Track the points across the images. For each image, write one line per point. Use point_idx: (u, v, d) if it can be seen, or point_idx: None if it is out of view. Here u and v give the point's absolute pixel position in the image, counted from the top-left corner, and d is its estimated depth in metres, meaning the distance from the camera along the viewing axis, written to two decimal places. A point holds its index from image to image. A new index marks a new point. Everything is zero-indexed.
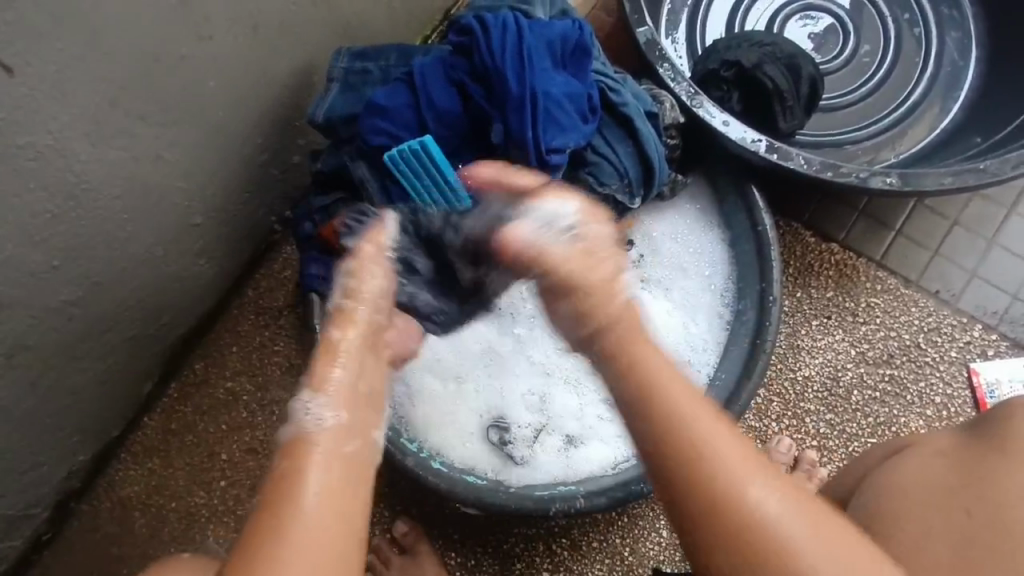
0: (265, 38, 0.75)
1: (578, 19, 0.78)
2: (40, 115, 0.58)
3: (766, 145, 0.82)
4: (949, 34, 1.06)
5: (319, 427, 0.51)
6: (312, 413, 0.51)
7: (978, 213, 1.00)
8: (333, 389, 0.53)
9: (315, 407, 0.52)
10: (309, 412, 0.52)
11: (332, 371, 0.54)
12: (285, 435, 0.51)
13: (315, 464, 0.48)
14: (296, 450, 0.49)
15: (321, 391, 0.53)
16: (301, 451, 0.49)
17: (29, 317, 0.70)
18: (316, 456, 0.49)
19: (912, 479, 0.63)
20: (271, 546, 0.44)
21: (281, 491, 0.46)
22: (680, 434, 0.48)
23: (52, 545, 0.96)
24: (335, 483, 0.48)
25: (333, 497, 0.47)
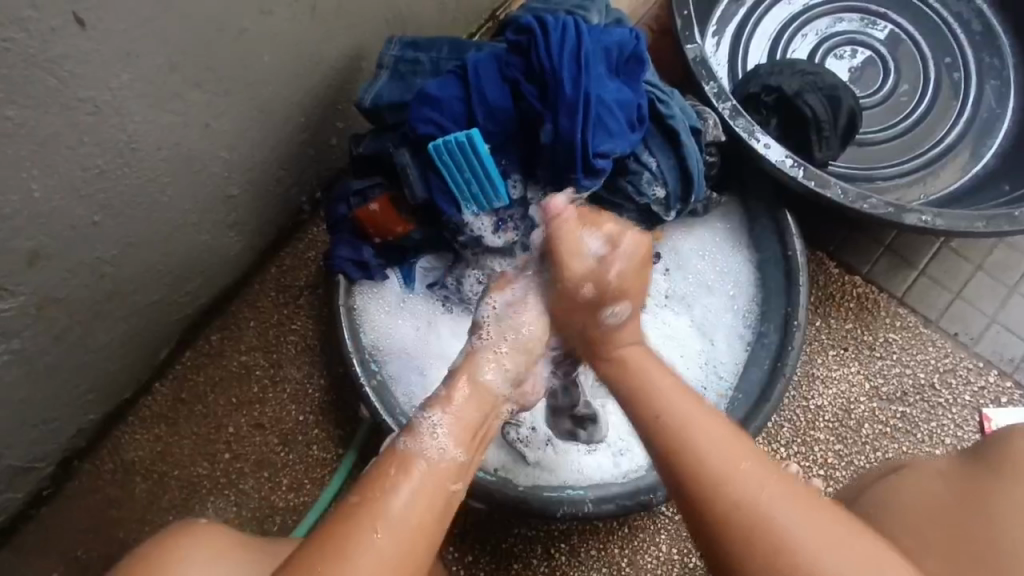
0: (322, 17, 0.76)
1: (635, 29, 0.79)
2: (104, 71, 0.59)
3: (804, 171, 0.83)
4: (987, 82, 1.07)
5: (438, 454, 0.58)
6: (436, 443, 0.58)
7: (1002, 260, 1.00)
8: (460, 419, 0.61)
9: (443, 435, 0.59)
10: (434, 441, 0.58)
11: (456, 412, 0.61)
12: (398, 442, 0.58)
13: (413, 479, 0.55)
14: (403, 458, 0.57)
15: (446, 420, 0.60)
16: (409, 457, 0.57)
17: (64, 269, 0.70)
18: (415, 475, 0.56)
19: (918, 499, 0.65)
20: (341, 547, 0.50)
21: (373, 498, 0.53)
22: (670, 433, 0.59)
23: (52, 502, 0.96)
24: (426, 496, 0.55)
25: (424, 504, 0.55)
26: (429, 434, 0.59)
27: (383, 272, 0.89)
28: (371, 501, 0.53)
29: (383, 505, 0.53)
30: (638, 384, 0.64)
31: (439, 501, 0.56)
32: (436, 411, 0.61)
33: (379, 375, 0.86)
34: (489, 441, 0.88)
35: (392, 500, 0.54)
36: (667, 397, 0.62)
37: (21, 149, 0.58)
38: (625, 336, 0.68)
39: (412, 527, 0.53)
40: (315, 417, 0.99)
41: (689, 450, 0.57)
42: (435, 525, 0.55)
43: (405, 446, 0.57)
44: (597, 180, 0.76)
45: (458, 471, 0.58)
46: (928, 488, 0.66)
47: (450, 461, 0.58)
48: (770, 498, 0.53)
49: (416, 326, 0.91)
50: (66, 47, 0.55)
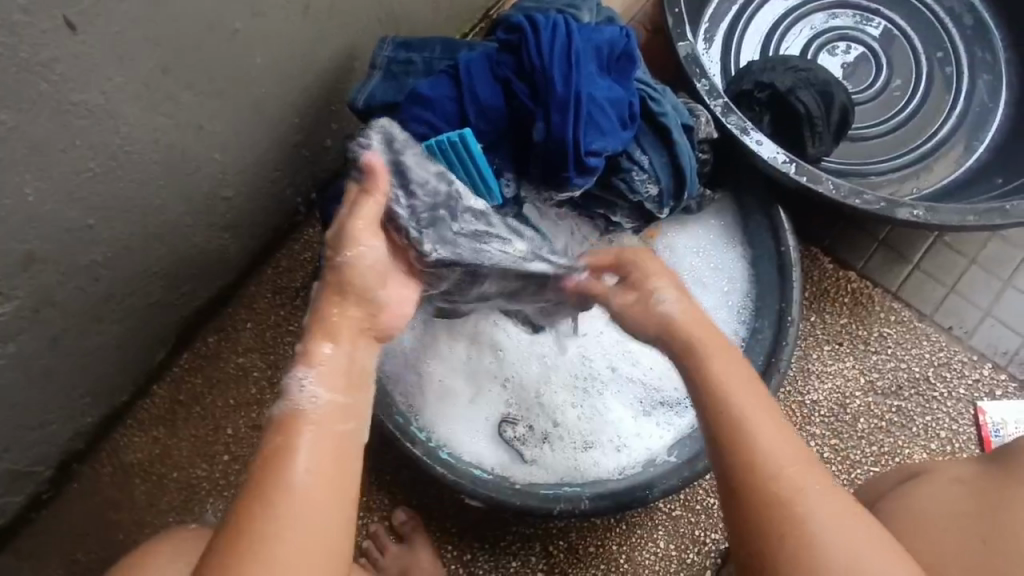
0: (314, 18, 0.76)
1: (625, 27, 0.80)
2: (96, 75, 0.59)
3: (796, 168, 0.84)
4: (980, 76, 1.07)
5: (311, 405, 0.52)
6: (306, 392, 0.52)
7: (996, 253, 1.01)
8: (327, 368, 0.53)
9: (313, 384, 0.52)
10: (303, 390, 0.52)
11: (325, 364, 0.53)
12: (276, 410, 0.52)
13: (304, 442, 0.51)
14: (288, 421, 0.51)
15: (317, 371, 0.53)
16: (294, 420, 0.51)
17: (59, 273, 0.71)
18: (306, 436, 0.51)
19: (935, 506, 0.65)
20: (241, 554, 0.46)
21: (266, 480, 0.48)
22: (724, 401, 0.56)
23: (51, 504, 0.97)
24: (321, 452, 0.50)
25: (326, 456, 0.51)
26: (299, 389, 0.52)
27: None
28: (266, 476, 0.49)
29: (279, 478, 0.48)
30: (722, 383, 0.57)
31: (343, 454, 0.51)
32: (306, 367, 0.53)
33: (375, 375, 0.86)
34: (486, 440, 0.88)
35: (290, 467, 0.49)
36: (749, 412, 0.55)
37: (15, 153, 0.58)
38: (676, 318, 0.62)
39: (314, 485, 0.49)
40: None
41: (763, 461, 0.53)
42: (345, 470, 0.51)
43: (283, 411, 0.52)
44: (590, 178, 0.77)
45: (343, 412, 0.53)
46: (946, 493, 0.66)
47: (330, 406, 0.52)
48: (823, 521, 0.51)
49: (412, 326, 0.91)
50: (57, 50, 0.55)
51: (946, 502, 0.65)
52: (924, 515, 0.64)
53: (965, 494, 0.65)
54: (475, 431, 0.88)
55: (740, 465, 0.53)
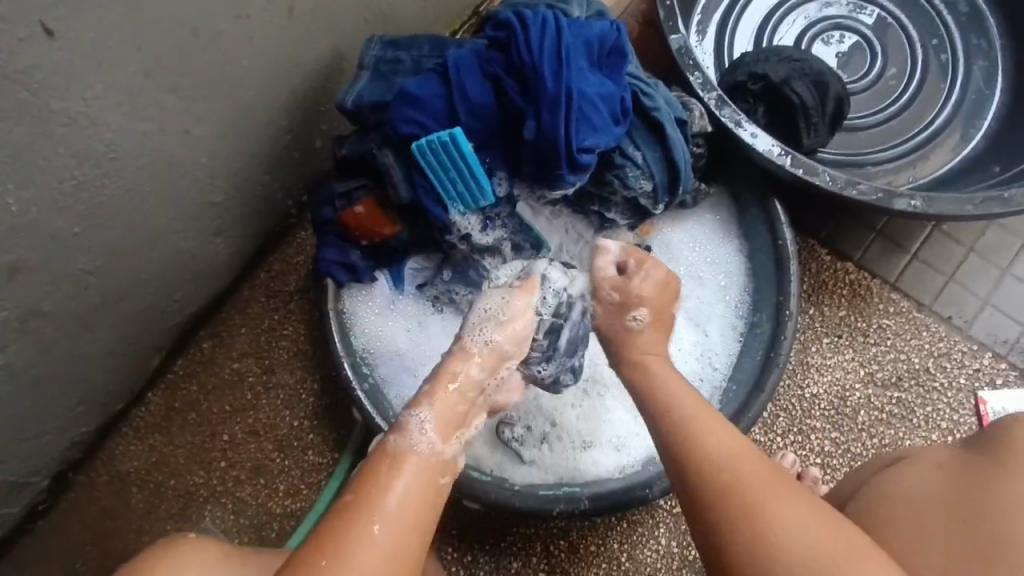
0: (300, 19, 0.75)
1: (616, 21, 0.78)
2: (76, 82, 0.58)
3: (792, 160, 0.83)
4: (975, 63, 1.06)
5: (424, 443, 0.58)
6: (423, 429, 0.58)
7: (994, 242, 1.00)
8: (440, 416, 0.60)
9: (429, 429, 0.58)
10: (420, 427, 0.59)
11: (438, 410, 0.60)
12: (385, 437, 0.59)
13: (403, 477, 0.55)
14: (397, 454, 0.57)
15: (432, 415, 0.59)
16: (403, 454, 0.57)
17: (46, 282, 0.70)
18: (406, 470, 0.56)
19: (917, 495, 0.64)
20: (333, 552, 0.51)
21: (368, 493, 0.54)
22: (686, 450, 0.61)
23: (47, 515, 0.96)
24: (417, 493, 0.55)
25: (416, 497, 0.55)
26: (418, 430, 0.58)
27: (372, 274, 0.88)
28: (368, 498, 0.54)
29: (380, 504, 0.53)
30: (677, 420, 0.63)
31: (432, 498, 0.56)
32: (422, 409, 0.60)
33: (371, 379, 0.85)
34: (483, 441, 0.87)
35: (388, 495, 0.54)
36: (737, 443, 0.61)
37: None
38: (644, 344, 0.73)
39: (406, 521, 0.53)
40: (309, 422, 0.98)
41: (700, 460, 0.59)
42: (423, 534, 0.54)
43: (397, 444, 0.57)
44: (583, 175, 0.76)
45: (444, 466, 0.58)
46: (925, 480, 0.65)
47: (436, 455, 0.57)
48: (769, 492, 0.56)
49: (407, 328, 0.90)
50: (35, 58, 0.54)
51: (925, 495, 0.63)
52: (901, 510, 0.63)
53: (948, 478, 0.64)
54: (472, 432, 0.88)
55: (677, 451, 0.61)
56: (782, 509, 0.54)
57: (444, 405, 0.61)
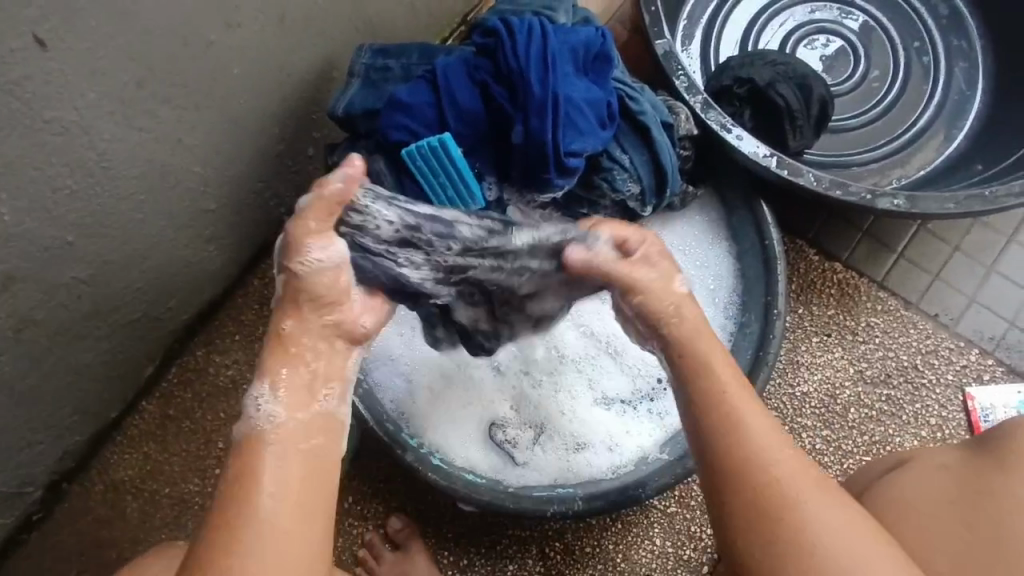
0: (291, 28, 0.76)
1: (601, 28, 0.80)
2: (69, 92, 0.59)
3: (777, 161, 0.84)
4: (957, 65, 1.08)
5: (272, 423, 0.54)
6: (264, 411, 0.54)
7: (979, 239, 1.01)
8: (290, 393, 0.55)
9: (272, 407, 0.54)
10: (262, 410, 0.55)
11: (287, 388, 0.55)
12: (238, 433, 0.54)
13: (270, 462, 0.52)
14: (252, 444, 0.53)
15: (278, 395, 0.55)
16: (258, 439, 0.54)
17: (40, 291, 0.70)
18: (270, 453, 0.53)
19: (918, 492, 0.65)
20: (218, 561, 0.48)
21: (240, 489, 0.51)
22: (720, 417, 0.56)
23: (42, 525, 0.96)
24: (294, 471, 0.53)
25: (294, 467, 0.53)
26: (266, 415, 0.54)
27: None
28: (240, 489, 0.51)
29: (251, 492, 0.51)
30: (720, 409, 0.56)
31: (318, 471, 0.54)
32: (259, 387, 0.55)
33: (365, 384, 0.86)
34: (476, 444, 0.88)
35: (262, 483, 0.51)
36: (763, 447, 0.55)
37: None
38: (682, 333, 0.61)
39: (291, 507, 0.51)
40: None
41: (737, 453, 0.55)
42: (321, 500, 0.52)
43: (245, 434, 0.54)
44: (570, 179, 0.77)
45: (310, 431, 0.55)
46: (931, 479, 0.66)
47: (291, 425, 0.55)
48: (810, 491, 0.53)
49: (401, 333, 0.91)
50: (27, 68, 0.55)
51: (930, 492, 0.65)
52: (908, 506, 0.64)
53: (951, 480, 0.65)
54: (464, 435, 0.88)
55: (718, 454, 0.56)
56: (813, 506, 0.52)
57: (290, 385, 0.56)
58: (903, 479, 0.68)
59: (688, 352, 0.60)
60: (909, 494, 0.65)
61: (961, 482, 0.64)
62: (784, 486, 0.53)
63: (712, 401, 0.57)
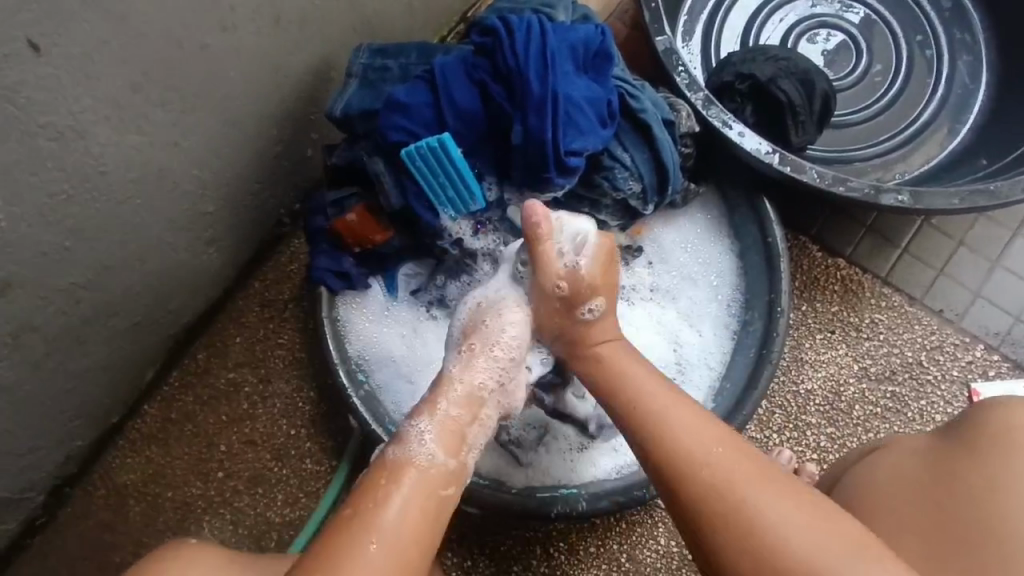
0: (288, 29, 0.75)
1: (601, 25, 0.79)
2: (64, 96, 0.58)
3: (779, 158, 0.83)
4: (960, 58, 1.07)
5: (423, 457, 0.59)
6: (423, 446, 0.60)
7: (983, 234, 1.00)
8: (444, 430, 0.61)
9: (428, 441, 0.60)
10: (418, 441, 0.60)
11: (440, 427, 0.61)
12: (388, 452, 0.60)
13: (406, 488, 0.57)
14: (397, 468, 0.59)
15: (434, 428, 0.61)
16: (403, 467, 0.59)
17: (37, 297, 0.70)
18: (410, 481, 0.58)
19: (892, 479, 0.64)
20: (336, 556, 0.53)
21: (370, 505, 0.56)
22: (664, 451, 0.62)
23: (46, 530, 0.96)
24: (416, 504, 0.57)
25: (416, 514, 0.57)
26: (417, 442, 0.60)
27: (366, 280, 0.88)
28: (367, 510, 0.56)
29: (378, 515, 0.55)
30: (677, 462, 0.61)
31: (439, 511, 0.58)
32: (421, 418, 0.62)
33: (367, 386, 0.85)
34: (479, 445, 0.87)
35: (385, 509, 0.56)
36: (727, 450, 0.61)
37: None
38: (596, 334, 0.71)
39: (405, 538, 0.55)
40: (306, 430, 0.98)
41: (679, 458, 0.61)
42: (428, 541, 0.56)
43: (396, 456, 0.59)
44: (571, 178, 0.76)
45: (446, 477, 0.60)
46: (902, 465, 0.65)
47: (438, 467, 0.60)
48: (777, 500, 0.56)
49: (402, 334, 0.90)
50: (21, 73, 0.54)
51: (903, 479, 0.63)
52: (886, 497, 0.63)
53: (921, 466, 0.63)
54: None
55: (677, 477, 0.61)
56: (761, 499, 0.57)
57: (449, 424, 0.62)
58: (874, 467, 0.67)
59: (588, 339, 0.71)
60: (883, 480, 0.64)
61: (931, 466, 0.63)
62: (746, 485, 0.58)
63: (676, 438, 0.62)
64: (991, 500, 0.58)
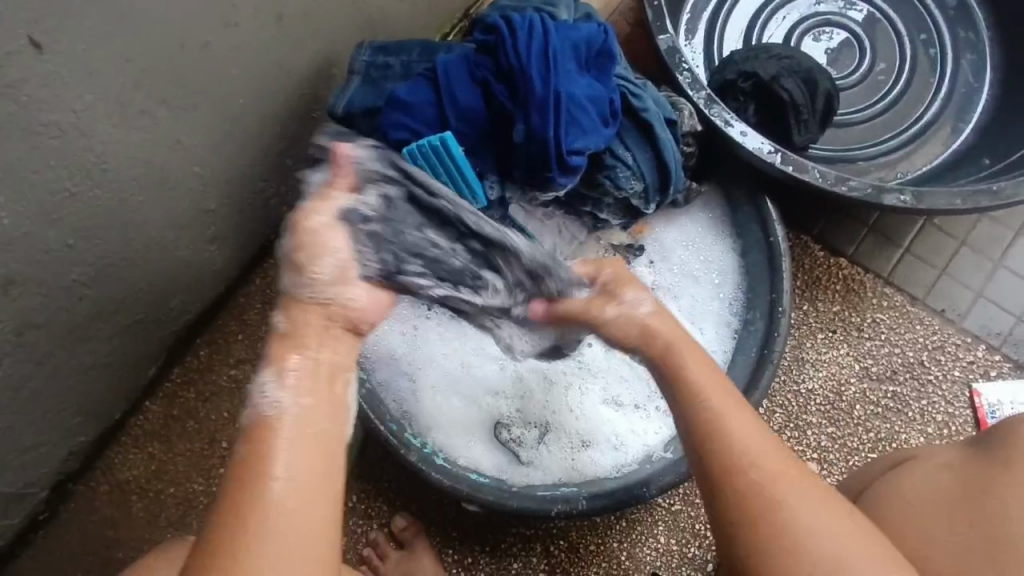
0: (289, 27, 0.75)
1: (603, 23, 0.79)
2: (66, 94, 0.58)
3: (781, 157, 0.83)
4: (964, 56, 1.06)
5: (281, 410, 0.49)
6: (270, 397, 0.49)
7: (986, 234, 1.00)
8: (300, 373, 0.51)
9: (276, 388, 0.50)
10: (267, 395, 0.49)
11: (293, 367, 0.51)
12: (244, 419, 0.49)
13: (282, 448, 0.48)
14: (260, 429, 0.48)
15: (280, 373, 0.50)
16: (265, 429, 0.48)
17: (41, 294, 0.70)
18: (280, 438, 0.48)
19: (922, 492, 0.64)
20: (225, 562, 0.44)
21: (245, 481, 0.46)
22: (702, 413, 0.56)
23: (49, 525, 0.96)
24: (300, 454, 0.48)
25: (305, 464, 0.47)
26: (264, 393, 0.49)
27: None
28: (240, 490, 0.46)
29: (256, 489, 0.46)
30: (739, 472, 0.53)
31: (322, 455, 0.49)
32: (268, 371, 0.50)
33: (368, 383, 0.85)
34: (481, 443, 0.88)
35: (263, 477, 0.46)
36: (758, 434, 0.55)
37: None
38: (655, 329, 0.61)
39: (296, 498, 0.46)
40: None
41: (721, 464, 0.54)
42: (331, 481, 0.48)
43: (253, 419, 0.49)
44: (573, 177, 0.76)
45: (317, 416, 0.50)
46: (935, 478, 0.65)
47: (297, 410, 0.49)
48: (791, 487, 0.52)
49: (403, 332, 0.91)
50: (24, 71, 0.54)
51: (932, 493, 0.64)
52: (904, 506, 0.64)
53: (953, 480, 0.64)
54: (469, 434, 0.88)
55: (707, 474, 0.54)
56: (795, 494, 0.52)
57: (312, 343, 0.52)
58: (903, 481, 0.67)
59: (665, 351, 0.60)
60: (910, 492, 0.65)
61: (958, 481, 0.64)
62: (780, 484, 0.52)
63: (731, 437, 0.54)
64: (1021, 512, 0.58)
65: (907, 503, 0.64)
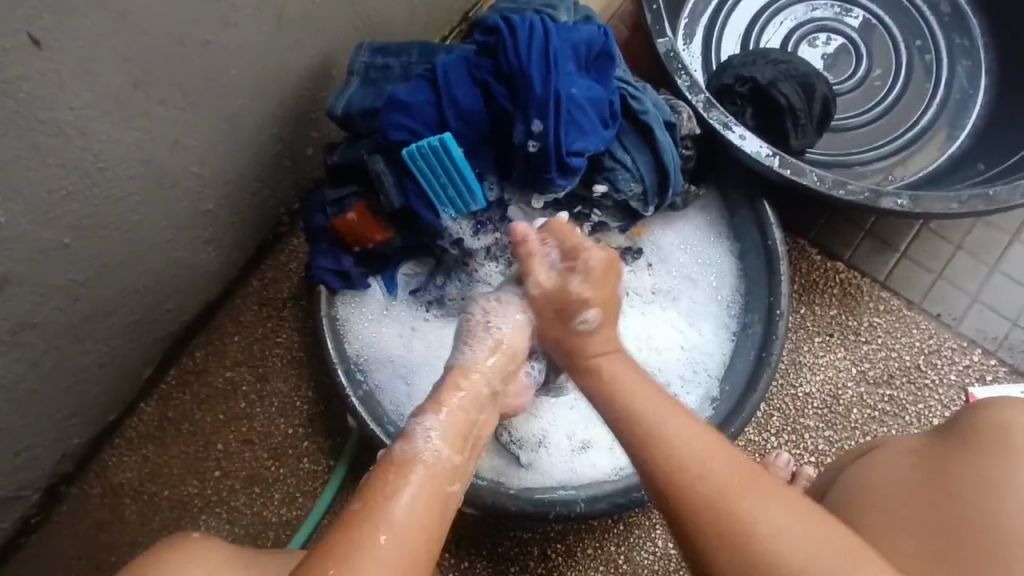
0: (289, 27, 0.75)
1: (603, 26, 0.79)
2: (63, 92, 0.58)
3: (779, 160, 0.83)
4: (959, 63, 1.07)
5: (430, 450, 0.55)
6: (427, 434, 0.56)
7: (981, 238, 1.01)
8: (452, 423, 0.57)
9: (435, 436, 0.56)
10: (423, 430, 0.56)
11: (450, 414, 0.57)
12: (393, 447, 0.56)
13: (416, 481, 0.53)
14: (402, 464, 0.54)
15: (441, 420, 0.57)
16: (411, 462, 0.54)
17: (37, 293, 0.69)
18: (419, 474, 0.54)
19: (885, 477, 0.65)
20: (340, 568, 0.49)
21: (382, 495, 0.52)
22: (671, 471, 0.58)
23: (41, 528, 0.95)
24: (429, 498, 0.53)
25: (426, 508, 0.53)
26: (422, 437, 0.56)
27: (365, 281, 0.88)
28: (374, 512, 0.51)
29: (385, 517, 0.51)
30: (681, 479, 0.57)
31: (442, 507, 0.54)
32: (428, 414, 0.57)
33: (365, 386, 0.85)
34: (480, 447, 0.87)
35: (393, 506, 0.52)
36: (740, 474, 0.57)
37: None
38: (597, 344, 0.66)
39: (416, 534, 0.51)
40: (303, 430, 0.98)
41: (679, 470, 0.57)
42: (435, 538, 0.53)
43: (403, 451, 0.55)
44: (572, 179, 0.76)
45: (452, 472, 0.55)
46: (895, 462, 0.66)
47: (445, 464, 0.55)
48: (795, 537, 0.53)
49: (401, 333, 0.90)
50: (21, 67, 0.54)
51: (896, 476, 0.64)
52: (878, 492, 0.63)
53: (916, 463, 0.64)
54: None
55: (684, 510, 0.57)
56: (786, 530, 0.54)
57: (454, 410, 0.58)
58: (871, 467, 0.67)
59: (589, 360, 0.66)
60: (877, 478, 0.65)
61: (926, 465, 0.63)
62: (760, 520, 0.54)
63: (664, 445, 0.59)
64: (988, 491, 0.59)
65: (880, 489, 0.64)
